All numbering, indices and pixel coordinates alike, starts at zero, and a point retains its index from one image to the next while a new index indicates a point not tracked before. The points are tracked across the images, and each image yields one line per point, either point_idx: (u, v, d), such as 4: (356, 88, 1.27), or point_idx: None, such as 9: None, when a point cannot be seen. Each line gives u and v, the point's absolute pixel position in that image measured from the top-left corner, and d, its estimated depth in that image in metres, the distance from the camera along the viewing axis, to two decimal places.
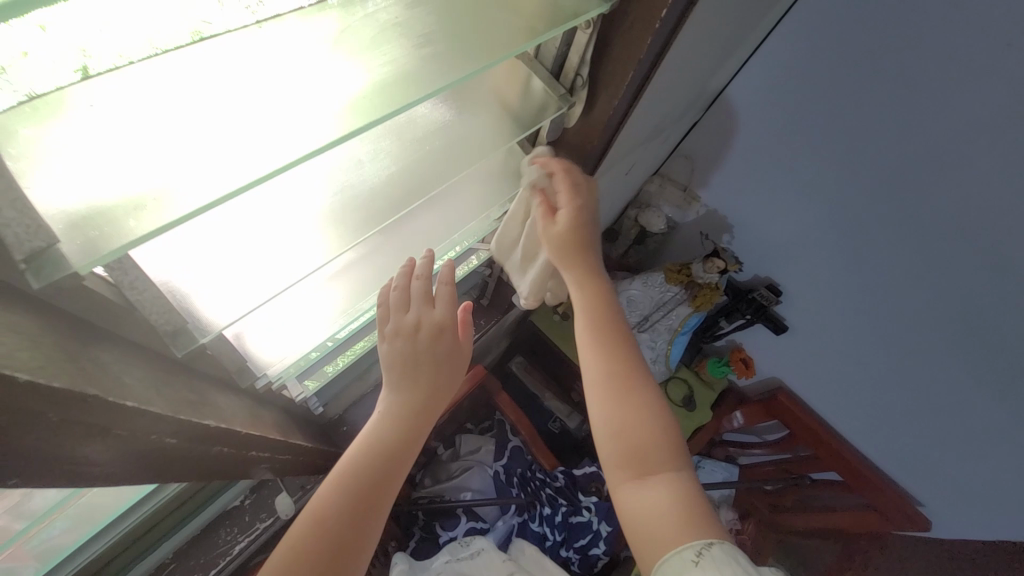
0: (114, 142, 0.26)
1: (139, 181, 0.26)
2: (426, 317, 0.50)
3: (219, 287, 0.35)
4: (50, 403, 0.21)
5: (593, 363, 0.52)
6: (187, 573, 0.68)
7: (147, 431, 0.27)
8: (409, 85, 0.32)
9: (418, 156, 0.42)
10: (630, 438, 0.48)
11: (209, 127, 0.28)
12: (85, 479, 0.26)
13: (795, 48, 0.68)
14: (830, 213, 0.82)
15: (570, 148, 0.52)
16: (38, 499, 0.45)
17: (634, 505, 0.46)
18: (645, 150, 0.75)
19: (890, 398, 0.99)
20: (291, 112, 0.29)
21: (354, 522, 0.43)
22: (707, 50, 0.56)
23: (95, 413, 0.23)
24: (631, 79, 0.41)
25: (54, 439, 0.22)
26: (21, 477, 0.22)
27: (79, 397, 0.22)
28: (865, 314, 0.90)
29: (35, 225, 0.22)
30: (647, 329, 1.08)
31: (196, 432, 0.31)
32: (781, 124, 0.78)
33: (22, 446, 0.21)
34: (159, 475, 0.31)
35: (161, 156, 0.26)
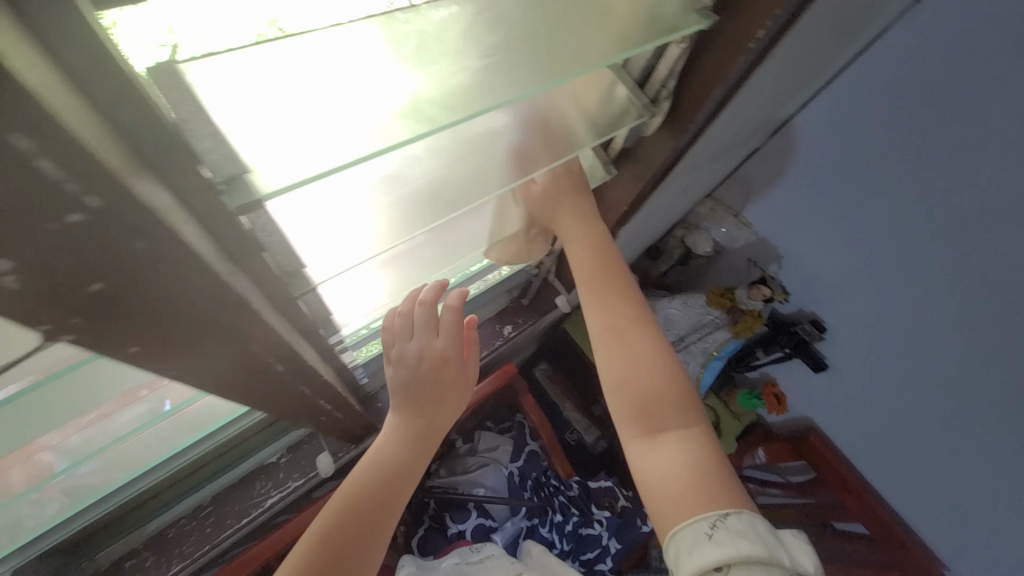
0: (250, 114, 0.24)
1: (271, 152, 0.25)
2: (428, 347, 0.52)
3: (319, 251, 0.36)
4: (205, 296, 0.23)
5: (597, 312, 0.52)
6: (222, 518, 0.71)
7: (263, 346, 0.29)
8: (519, 68, 0.32)
9: (496, 158, 0.44)
10: (641, 390, 0.48)
11: (338, 113, 0.26)
12: (201, 373, 0.28)
13: (870, 83, 0.69)
14: (887, 253, 0.81)
15: (640, 157, 0.53)
16: (77, 438, 0.48)
17: (646, 464, 0.47)
18: (706, 169, 0.76)
19: (931, 453, 0.95)
20: (409, 112, 0.28)
21: (369, 533, 0.47)
22: (785, 76, 0.57)
23: (235, 314, 0.25)
24: (715, 95, 0.43)
25: (188, 330, 0.24)
26: (171, 357, 0.25)
27: (236, 297, 0.24)
28: (911, 360, 0.88)
29: (233, 154, 0.22)
30: (681, 349, 1.05)
31: (297, 364, 0.34)
32: (848, 157, 0.77)
33: (177, 325, 0.23)
34: (255, 398, 0.35)
35: (293, 137, 0.25)
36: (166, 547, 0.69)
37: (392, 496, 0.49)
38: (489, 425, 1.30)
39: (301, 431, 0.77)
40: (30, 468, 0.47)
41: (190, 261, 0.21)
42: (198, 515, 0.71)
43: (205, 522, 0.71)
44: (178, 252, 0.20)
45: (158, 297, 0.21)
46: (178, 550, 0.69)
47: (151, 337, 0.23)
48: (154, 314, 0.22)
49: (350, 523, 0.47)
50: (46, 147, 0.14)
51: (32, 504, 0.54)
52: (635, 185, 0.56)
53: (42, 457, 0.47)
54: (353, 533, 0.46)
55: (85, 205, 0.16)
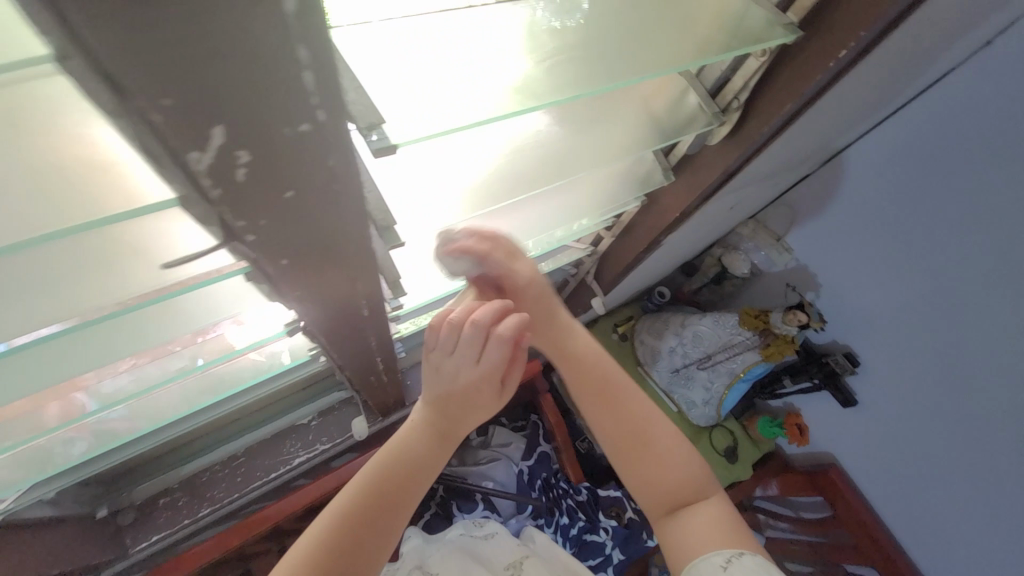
0: (383, 77, 0.27)
1: (397, 110, 0.26)
2: (467, 368, 0.49)
3: (414, 209, 0.38)
4: (353, 240, 0.24)
5: (608, 416, 0.51)
6: (253, 468, 0.75)
7: (368, 294, 0.30)
8: (612, 63, 0.34)
9: (578, 146, 0.46)
10: (659, 482, 0.49)
11: (453, 81, 0.29)
12: (309, 312, 0.29)
13: (934, 121, 0.68)
14: (932, 291, 0.80)
15: (700, 166, 0.55)
16: (113, 382, 0.44)
17: (671, 536, 0.47)
18: (756, 189, 0.77)
19: (955, 505, 0.92)
20: (517, 89, 0.30)
21: (388, 521, 0.47)
22: (851, 103, 0.57)
23: (364, 263, 0.26)
24: (787, 111, 0.43)
25: (323, 270, 0.25)
26: (302, 292, 0.26)
27: (369, 248, 0.25)
28: (946, 405, 0.86)
29: (372, 106, 0.23)
30: (708, 367, 1.07)
31: (380, 315, 0.35)
32: (904, 191, 0.77)
33: (317, 264, 0.24)
34: (335, 341, 0.36)
35: (414, 98, 0.27)
36: (197, 490, 0.72)
37: (405, 488, 0.49)
38: (504, 421, 1.32)
39: (338, 395, 0.82)
40: (65, 407, 0.43)
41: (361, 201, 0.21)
42: (231, 463, 0.75)
43: (236, 470, 0.74)
44: (354, 188, 0.21)
45: (320, 233, 0.22)
46: (209, 494, 0.72)
47: (291, 274, 0.24)
48: (314, 247, 0.23)
49: (345, 534, 0.45)
50: (314, 60, 0.15)
51: (58, 451, 0.50)
52: (690, 193, 0.58)
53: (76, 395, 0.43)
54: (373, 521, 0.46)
55: (314, 116, 0.17)
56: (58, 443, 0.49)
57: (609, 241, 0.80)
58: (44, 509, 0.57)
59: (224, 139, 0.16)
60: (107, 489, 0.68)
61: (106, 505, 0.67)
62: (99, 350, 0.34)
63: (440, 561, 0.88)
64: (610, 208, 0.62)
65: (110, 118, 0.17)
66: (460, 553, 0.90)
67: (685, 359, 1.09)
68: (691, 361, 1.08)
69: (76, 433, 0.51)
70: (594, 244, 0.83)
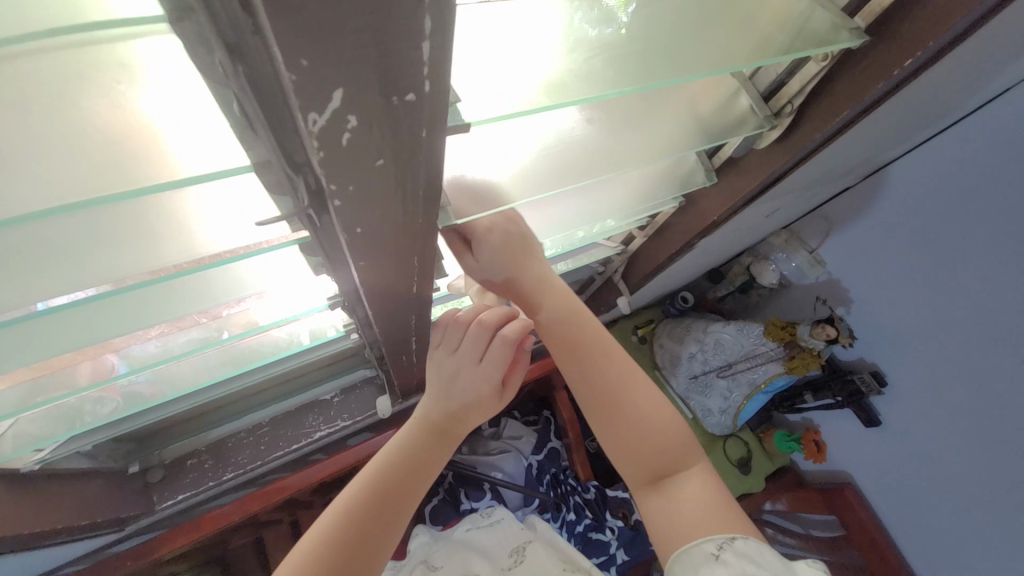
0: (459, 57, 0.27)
1: (470, 91, 0.27)
2: (470, 367, 0.48)
3: (469, 191, 0.38)
4: (423, 223, 0.23)
5: (584, 378, 0.51)
6: (276, 438, 0.77)
7: (420, 273, 0.30)
8: (666, 63, 0.34)
9: (623, 142, 0.46)
10: (640, 451, 0.48)
11: (520, 67, 0.29)
12: (365, 286, 0.30)
13: (987, 139, 0.66)
14: (970, 314, 0.78)
15: (744, 170, 0.54)
16: (143, 347, 0.46)
17: (655, 507, 0.47)
18: (795, 197, 0.75)
19: (976, 536, 0.89)
20: (574, 81, 0.31)
21: (389, 519, 0.45)
22: (908, 113, 0.55)
23: (425, 244, 0.26)
24: (842, 118, 0.43)
25: (389, 250, 0.25)
26: (367, 266, 0.27)
27: (433, 230, 0.25)
28: (975, 433, 0.84)
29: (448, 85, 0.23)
30: (727, 376, 1.06)
31: (425, 294, 0.35)
32: (949, 209, 0.74)
33: (385, 243, 0.24)
34: (381, 317, 0.37)
35: (486, 83, 0.28)
36: (223, 453, 0.75)
37: (407, 488, 0.47)
38: (516, 414, 1.34)
39: (359, 375, 0.83)
40: (97, 367, 0.45)
41: (439, 183, 0.21)
42: (255, 433, 0.77)
43: (260, 439, 0.77)
44: (437, 172, 0.19)
45: (398, 216, 0.21)
46: (233, 459, 0.74)
47: (360, 250, 0.24)
48: (391, 225, 0.22)
49: (347, 535, 0.43)
50: (438, 28, 0.13)
51: (88, 410, 0.52)
52: (731, 196, 0.57)
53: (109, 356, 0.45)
54: (374, 517, 0.44)
55: (420, 89, 0.15)
56: (89, 401, 0.52)
57: (641, 241, 0.79)
58: (78, 462, 0.59)
59: (339, 104, 0.14)
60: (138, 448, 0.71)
61: (137, 462, 0.70)
62: (149, 311, 0.35)
63: (445, 553, 0.90)
64: (649, 205, 0.62)
65: (212, 82, 0.18)
66: (465, 548, 0.90)
67: (704, 366, 1.09)
68: (710, 368, 1.08)
69: (101, 394, 0.52)
70: (625, 242, 0.83)
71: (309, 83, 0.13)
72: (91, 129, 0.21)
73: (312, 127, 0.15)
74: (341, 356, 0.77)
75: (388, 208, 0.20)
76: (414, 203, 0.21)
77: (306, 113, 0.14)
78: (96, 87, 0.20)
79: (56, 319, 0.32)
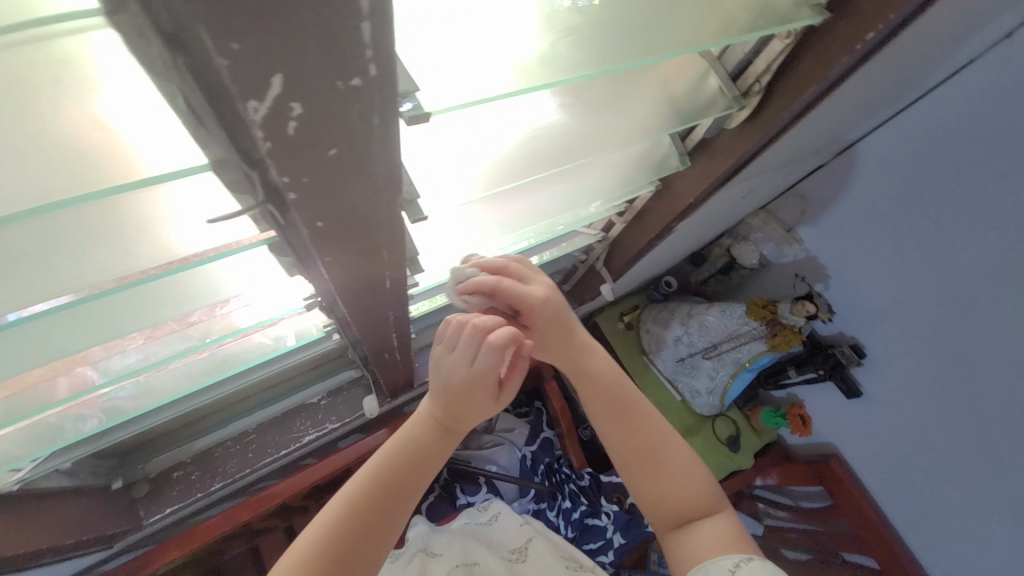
0: (416, 45, 0.27)
1: (429, 80, 0.27)
2: (461, 367, 0.47)
3: (434, 190, 0.38)
4: (387, 215, 0.23)
5: (622, 427, 0.52)
6: (263, 446, 0.76)
7: (392, 269, 0.30)
8: (634, 43, 0.34)
9: (597, 127, 0.46)
10: (670, 497, 0.50)
11: (490, 52, 0.29)
12: (336, 283, 0.29)
13: (955, 110, 0.68)
14: (942, 283, 0.80)
15: (716, 150, 0.55)
16: (123, 358, 0.44)
17: (678, 549, 0.49)
18: (770, 177, 0.76)
19: (957, 497, 0.92)
20: (548, 62, 0.31)
21: (387, 517, 0.45)
22: (875, 89, 0.56)
23: (391, 238, 0.26)
24: (809, 95, 0.43)
25: (353, 246, 0.25)
26: (333, 263, 0.26)
27: (399, 224, 0.25)
28: (952, 399, 0.86)
29: (407, 74, 0.23)
30: (713, 356, 1.07)
31: (401, 290, 0.35)
32: (919, 181, 0.76)
33: (349, 237, 0.24)
34: (357, 313, 0.36)
35: (448, 71, 0.28)
36: (210, 464, 0.73)
37: (407, 484, 0.47)
38: (508, 407, 1.34)
39: (345, 377, 0.82)
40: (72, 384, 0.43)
41: (398, 171, 0.20)
42: (242, 440, 0.76)
43: (249, 447, 0.75)
44: (394, 160, 0.19)
45: (358, 209, 0.21)
46: (222, 468, 0.73)
47: (322, 246, 0.24)
48: (353, 219, 0.22)
49: (345, 530, 0.43)
50: (375, 6, 0.13)
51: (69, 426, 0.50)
52: (705, 178, 0.57)
53: (81, 368, 0.43)
54: (372, 517, 0.44)
55: (365, 73, 0.14)
56: (69, 420, 0.50)
57: (620, 227, 0.80)
58: (59, 479, 0.58)
59: (279, 90, 0.14)
60: (122, 463, 0.69)
61: (121, 478, 0.68)
62: (115, 320, 0.34)
63: (444, 541, 0.89)
64: (626, 190, 0.62)
65: (156, 77, 0.17)
66: (464, 537, 0.89)
67: (690, 348, 1.09)
68: (696, 349, 1.09)
69: (80, 409, 0.51)
70: (605, 230, 0.83)
71: (244, 67, 0.13)
72: (37, 131, 0.20)
73: (255, 116, 0.14)
74: (326, 358, 0.77)
75: (345, 201, 0.20)
76: (375, 194, 0.21)
77: (246, 101, 0.14)
78: (41, 87, 0.19)
79: (20, 330, 0.31)
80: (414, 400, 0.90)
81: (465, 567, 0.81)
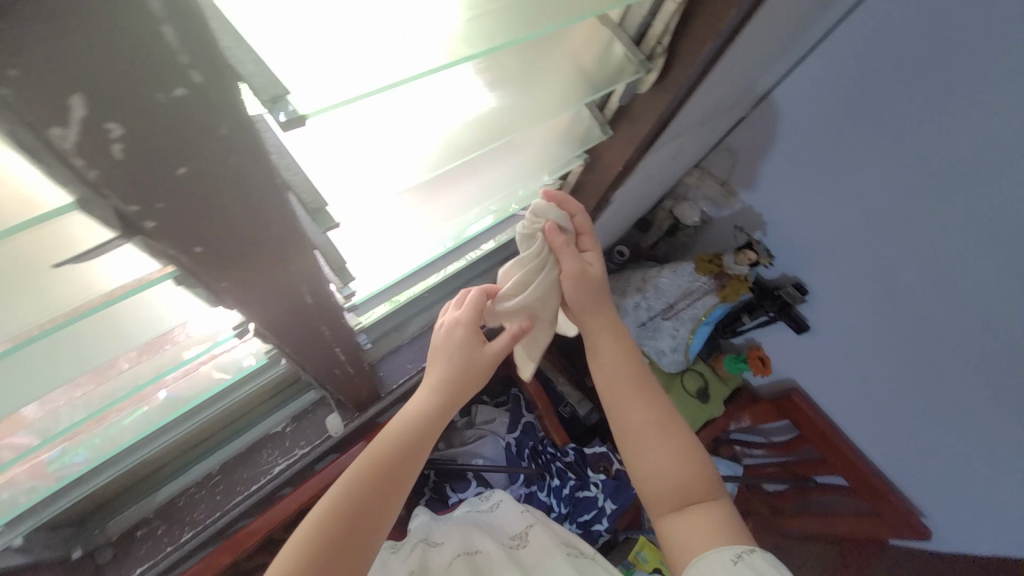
0: (286, 50, 0.26)
1: (302, 86, 0.26)
2: (450, 318, 0.58)
3: (350, 195, 0.37)
4: (270, 222, 0.25)
5: (636, 409, 0.56)
6: (231, 485, 0.73)
7: (307, 280, 0.31)
8: (529, 14, 0.33)
9: (518, 105, 0.45)
10: (674, 482, 0.52)
11: (380, 44, 0.29)
12: (246, 307, 0.30)
13: (853, 47, 0.73)
14: (863, 214, 0.85)
15: (634, 115, 0.56)
16: (43, 422, 0.41)
17: (675, 532, 0.51)
18: (694, 135, 0.79)
19: (904, 410, 0.99)
20: (441, 44, 0.31)
21: (383, 506, 0.49)
22: (772, 39, 0.59)
23: (288, 245, 0.27)
24: (709, 47, 0.44)
25: (247, 261, 0.26)
26: (230, 284, 0.27)
27: (293, 228, 0.26)
28: (887, 323, 0.92)
29: (276, 77, 0.22)
30: (671, 317, 1.11)
31: (325, 300, 0.35)
32: (831, 119, 0.81)
33: (236, 252, 0.25)
34: (282, 332, 0.36)
35: (325, 73, 0.27)
36: (176, 514, 0.69)
37: (406, 457, 0.52)
38: (485, 399, 1.34)
39: (308, 399, 0.79)
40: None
41: (265, 172, 0.22)
42: (207, 484, 0.72)
43: (215, 489, 0.72)
44: (253, 160, 0.21)
45: (230, 215, 0.22)
46: (190, 517, 0.69)
47: (213, 267, 0.25)
48: (230, 231, 0.23)
49: (350, 499, 0.48)
50: (170, 9, 0.15)
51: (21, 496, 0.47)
52: (629, 145, 0.58)
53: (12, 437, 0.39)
54: (366, 506, 0.48)
55: (190, 79, 0.17)
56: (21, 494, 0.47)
57: None
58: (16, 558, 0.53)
59: (88, 113, 0.16)
60: (78, 531, 0.65)
61: (79, 546, 0.63)
62: (31, 384, 0.32)
63: (444, 531, 0.86)
64: (553, 167, 0.61)
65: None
66: (465, 525, 0.87)
67: (649, 312, 1.12)
68: (655, 312, 1.12)
69: (35, 480, 0.48)
70: None
71: (33, 95, 0.14)
72: None
73: (66, 144, 0.16)
74: (286, 381, 0.74)
75: (214, 211, 0.22)
76: (250, 195, 0.22)
77: (48, 129, 0.15)
78: None
79: None
80: (386, 409, 0.88)
81: (467, 556, 0.78)
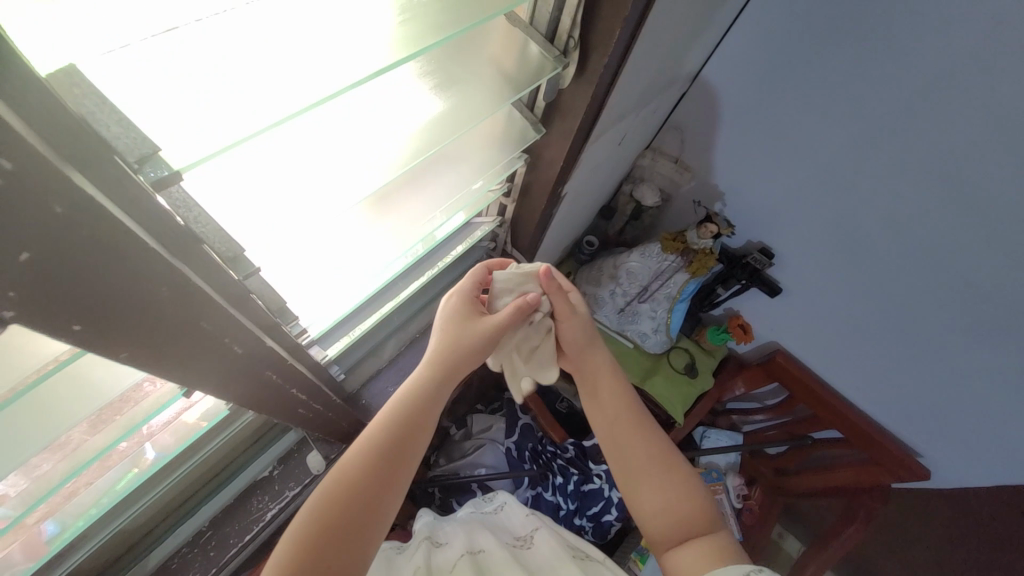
0: (159, 105, 0.27)
1: (177, 140, 0.26)
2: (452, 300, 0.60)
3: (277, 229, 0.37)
4: (155, 282, 0.25)
5: (642, 440, 0.57)
6: (222, 540, 0.71)
7: (224, 332, 0.32)
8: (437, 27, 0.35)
9: (461, 105, 0.47)
10: (678, 513, 0.52)
11: (294, 75, 0.31)
12: (166, 368, 0.30)
13: (774, 10, 0.74)
14: (812, 172, 0.87)
15: (565, 109, 0.56)
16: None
17: (679, 561, 0.50)
18: (635, 119, 0.78)
19: (885, 356, 1.00)
20: (351, 73, 0.32)
21: (366, 509, 0.47)
22: (690, 14, 0.59)
23: (185, 304, 0.28)
24: (619, 35, 0.45)
25: (144, 325, 0.26)
26: (132, 352, 0.27)
27: (184, 288, 0.27)
28: (855, 273, 0.93)
29: (142, 137, 0.23)
30: (647, 299, 1.12)
31: (253, 349, 0.36)
32: (766, 84, 0.82)
33: (127, 319, 0.25)
34: (213, 380, 0.35)
35: (202, 127, 0.27)
36: None
37: (402, 447, 0.50)
38: (480, 407, 1.35)
39: (291, 438, 0.78)
40: None
41: (131, 237, 0.23)
42: (198, 542, 0.70)
43: (207, 546, 0.70)
44: (111, 228, 0.22)
45: (103, 286, 0.23)
46: None
47: (107, 339, 0.25)
48: (111, 301, 0.24)
49: (341, 496, 0.46)
50: None
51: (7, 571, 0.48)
52: (566, 139, 0.59)
53: None
54: (350, 512, 0.46)
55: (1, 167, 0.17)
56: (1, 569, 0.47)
57: (512, 208, 0.79)
58: None
59: None
60: None
61: None
62: None
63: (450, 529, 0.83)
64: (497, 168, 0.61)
65: None
66: (470, 523, 0.84)
67: (626, 297, 1.14)
68: (631, 297, 1.13)
69: (29, 560, 0.50)
70: (501, 213, 0.82)
71: None
72: None
73: None
74: (265, 424, 0.74)
75: (86, 286, 0.22)
76: (122, 260, 0.23)
77: None
78: None
79: None
80: None
81: (472, 554, 0.72)
